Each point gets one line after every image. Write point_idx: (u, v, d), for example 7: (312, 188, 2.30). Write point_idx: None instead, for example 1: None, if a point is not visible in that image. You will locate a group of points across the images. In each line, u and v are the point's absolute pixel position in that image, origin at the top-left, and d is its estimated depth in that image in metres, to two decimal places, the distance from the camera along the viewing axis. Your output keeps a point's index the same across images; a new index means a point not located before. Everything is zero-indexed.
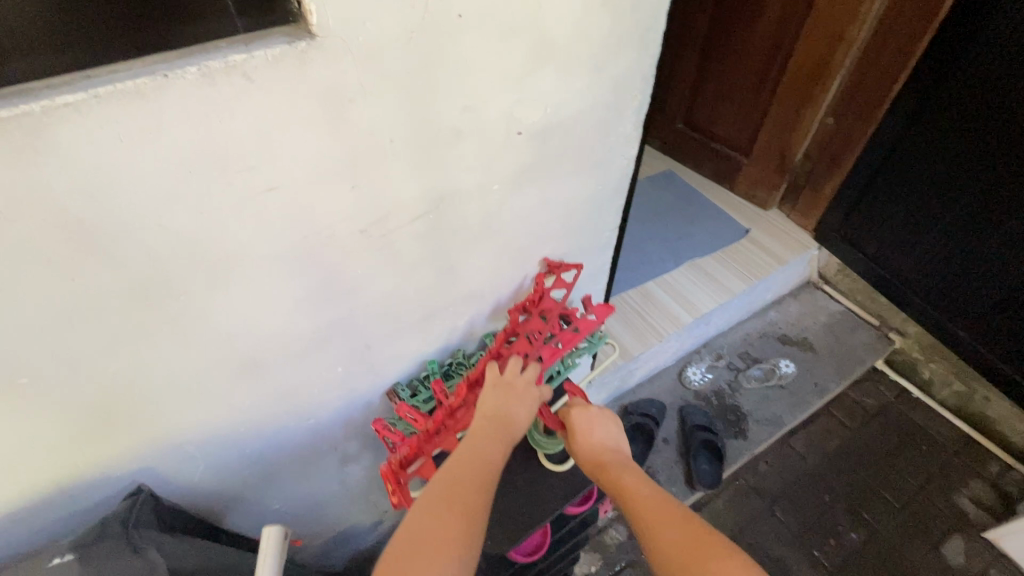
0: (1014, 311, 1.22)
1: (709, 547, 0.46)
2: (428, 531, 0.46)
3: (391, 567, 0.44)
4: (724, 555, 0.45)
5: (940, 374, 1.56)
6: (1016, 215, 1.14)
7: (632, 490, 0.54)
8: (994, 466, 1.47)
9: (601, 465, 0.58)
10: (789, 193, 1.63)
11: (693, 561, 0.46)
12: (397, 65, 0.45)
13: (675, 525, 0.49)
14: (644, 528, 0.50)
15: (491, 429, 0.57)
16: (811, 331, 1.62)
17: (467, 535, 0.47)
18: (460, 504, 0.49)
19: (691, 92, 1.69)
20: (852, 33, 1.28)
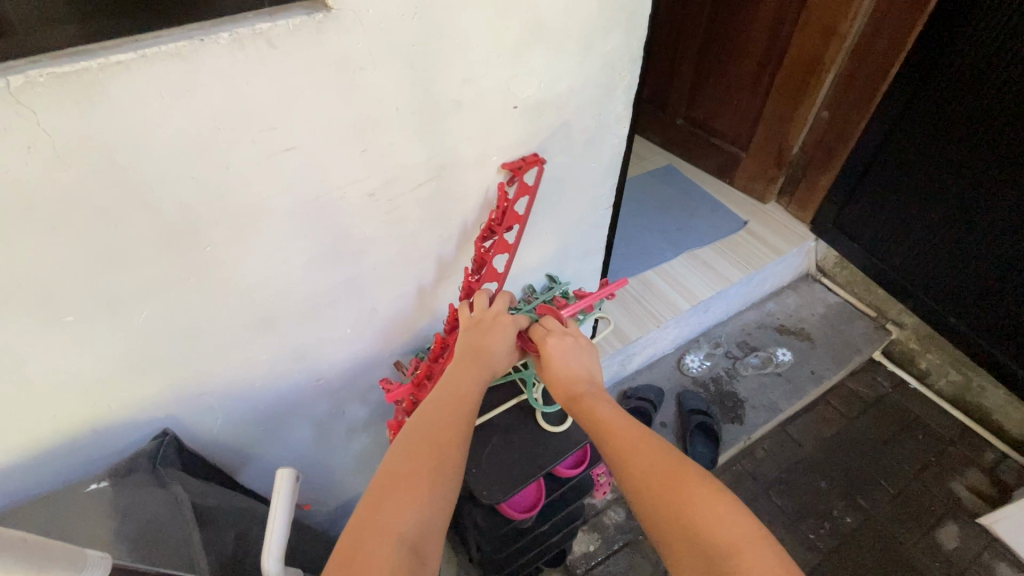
0: (1005, 296, 1.25)
1: (675, 472, 0.52)
2: (407, 476, 0.50)
3: (375, 506, 0.48)
4: (691, 482, 0.51)
5: (937, 364, 1.58)
6: (1004, 202, 1.18)
7: (603, 419, 0.59)
8: (989, 455, 1.49)
9: (575, 396, 0.63)
10: (786, 187, 1.67)
11: (667, 488, 0.51)
12: (403, 37, 0.50)
13: (647, 455, 0.54)
14: (615, 454, 0.56)
15: (466, 365, 0.62)
16: (809, 321, 1.65)
17: (443, 481, 0.51)
18: (438, 451, 0.53)
19: (691, 89, 1.74)
20: (845, 28, 1.32)
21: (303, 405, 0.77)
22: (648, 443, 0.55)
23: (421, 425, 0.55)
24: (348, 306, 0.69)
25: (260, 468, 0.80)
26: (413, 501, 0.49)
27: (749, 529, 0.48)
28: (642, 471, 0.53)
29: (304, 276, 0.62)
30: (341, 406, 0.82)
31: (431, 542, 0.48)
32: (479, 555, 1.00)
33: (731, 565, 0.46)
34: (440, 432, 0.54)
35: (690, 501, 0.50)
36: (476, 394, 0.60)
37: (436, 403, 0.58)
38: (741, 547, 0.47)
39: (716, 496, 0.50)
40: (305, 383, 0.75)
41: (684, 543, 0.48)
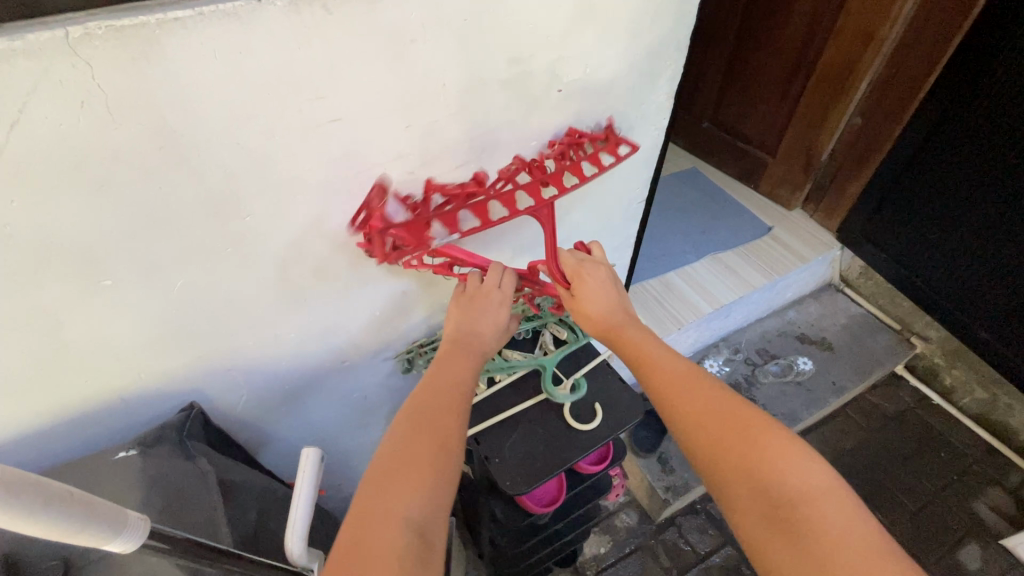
0: None
1: (738, 419, 0.53)
2: (405, 462, 0.50)
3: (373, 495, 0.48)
4: (756, 431, 0.52)
5: (962, 381, 1.54)
6: None
7: (653, 362, 0.60)
8: (1014, 475, 1.45)
9: (622, 337, 0.63)
10: (813, 194, 1.64)
11: (733, 434, 0.52)
12: (456, 11, 0.49)
13: (711, 399, 0.55)
14: (666, 395, 0.57)
15: (454, 354, 0.62)
16: (830, 331, 1.62)
17: (439, 470, 0.50)
18: (435, 437, 0.52)
19: (719, 91, 1.72)
20: (883, 33, 1.30)
21: (327, 387, 0.76)
22: (702, 386, 0.56)
23: (414, 414, 0.54)
24: (379, 286, 0.69)
25: (281, 449, 0.80)
26: (415, 489, 0.48)
27: (814, 471, 0.49)
28: (698, 413, 0.54)
29: (339, 253, 0.62)
30: (364, 391, 0.81)
31: (436, 529, 0.47)
32: (492, 551, 0.99)
33: (802, 512, 0.46)
34: (434, 421, 0.54)
35: (760, 446, 0.50)
36: (467, 384, 0.60)
37: (428, 392, 0.57)
38: (814, 495, 0.47)
39: (779, 441, 0.51)
40: (330, 364, 0.74)
41: (746, 483, 0.49)
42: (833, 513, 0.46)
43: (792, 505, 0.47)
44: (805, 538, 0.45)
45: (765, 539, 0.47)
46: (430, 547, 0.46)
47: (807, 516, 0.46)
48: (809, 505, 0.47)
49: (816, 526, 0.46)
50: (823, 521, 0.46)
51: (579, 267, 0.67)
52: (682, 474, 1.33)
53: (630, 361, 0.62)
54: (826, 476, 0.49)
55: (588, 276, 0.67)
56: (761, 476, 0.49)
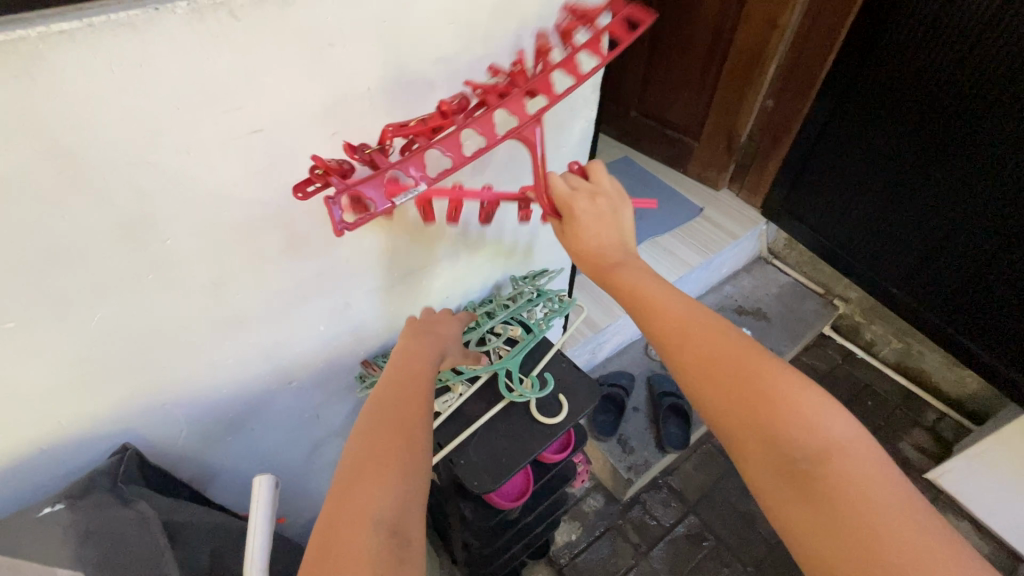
0: (933, 262, 1.35)
1: (749, 368, 0.50)
2: (373, 453, 0.49)
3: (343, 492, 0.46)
4: (772, 380, 0.49)
5: (880, 335, 1.68)
6: (930, 180, 1.28)
7: (655, 305, 0.55)
8: (930, 415, 1.61)
9: (612, 278, 0.59)
10: (737, 174, 1.74)
11: (745, 384, 0.49)
12: (372, 13, 0.48)
13: (714, 346, 0.52)
14: (671, 343, 0.53)
15: (410, 349, 0.64)
16: (764, 301, 1.73)
17: (407, 457, 0.49)
18: (398, 424, 0.52)
19: (643, 80, 1.78)
20: (784, 19, 1.39)
21: (278, 410, 0.73)
22: (712, 332, 0.53)
23: (374, 406, 0.54)
24: (322, 300, 0.67)
25: (231, 481, 0.75)
26: (382, 480, 0.47)
27: (841, 425, 0.47)
28: (715, 359, 0.51)
29: (275, 269, 0.59)
30: (317, 410, 0.78)
31: (412, 513, 0.46)
32: (465, 555, 0.98)
33: (820, 471, 0.45)
34: (397, 412, 0.53)
35: (776, 394, 0.48)
36: (425, 372, 0.61)
37: (389, 388, 0.56)
38: (835, 452, 0.45)
39: (797, 388, 0.48)
40: (277, 387, 0.71)
41: (760, 435, 0.47)
42: (856, 469, 0.45)
43: (811, 464, 0.45)
44: (826, 495, 0.44)
45: (774, 491, 0.46)
46: (409, 530, 0.45)
47: (831, 476, 0.44)
48: (828, 461, 0.45)
49: (838, 483, 0.44)
50: (844, 478, 0.44)
51: (569, 197, 0.60)
52: (642, 452, 1.37)
53: (630, 304, 0.57)
54: (852, 428, 0.47)
55: (579, 213, 0.60)
56: (780, 427, 0.47)
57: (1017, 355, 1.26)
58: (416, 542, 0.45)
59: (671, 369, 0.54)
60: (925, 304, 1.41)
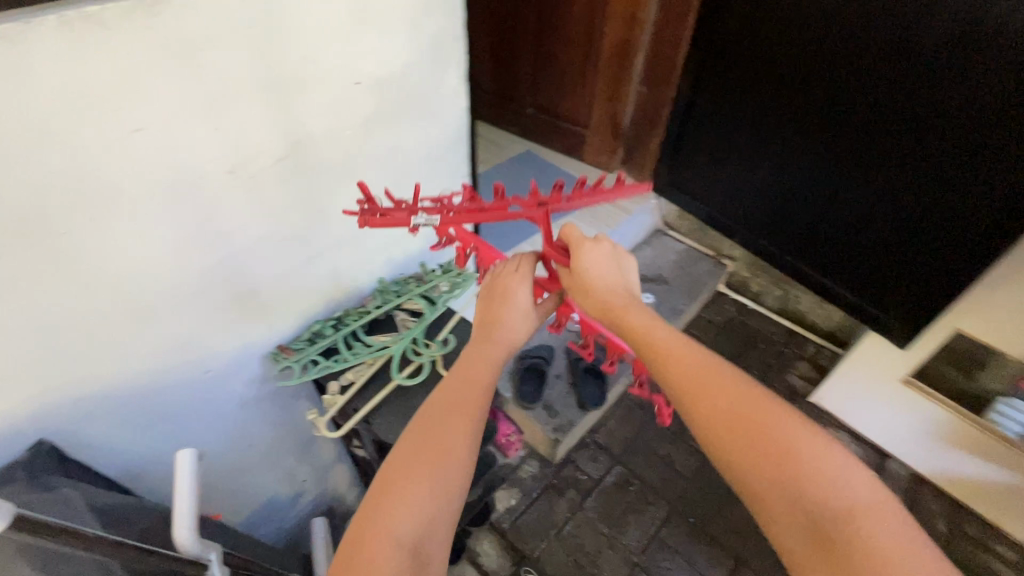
0: (786, 214, 1.55)
1: (766, 423, 0.50)
2: (402, 479, 0.52)
3: (370, 517, 0.50)
4: (792, 438, 0.49)
5: (764, 285, 1.91)
6: (772, 143, 1.46)
7: (668, 356, 0.56)
8: (811, 347, 1.84)
9: (627, 325, 0.60)
10: (626, 156, 1.92)
11: (763, 440, 0.50)
12: (236, 21, 0.55)
13: (731, 399, 0.52)
14: (690, 397, 0.54)
15: (479, 349, 0.65)
16: (664, 268, 1.92)
17: (435, 481, 0.52)
18: (432, 448, 0.54)
19: (533, 79, 1.93)
20: (642, 15, 1.57)
21: (196, 399, 0.78)
22: (730, 387, 0.53)
23: (414, 425, 0.57)
24: (227, 288, 0.72)
25: (159, 476, 0.79)
26: (407, 507, 0.51)
27: (862, 486, 0.48)
28: (737, 404, 0.52)
29: (175, 260, 0.64)
30: (237, 398, 0.83)
31: (427, 535, 0.50)
32: None
33: (845, 533, 0.45)
34: (434, 424, 0.56)
35: (795, 450, 0.49)
36: (487, 383, 0.62)
37: (439, 403, 0.58)
38: (859, 513, 0.46)
39: (816, 445, 0.49)
40: (193, 377, 0.75)
41: (784, 487, 0.48)
42: (883, 532, 0.45)
43: (836, 527, 0.46)
44: (855, 557, 0.44)
45: (803, 553, 0.47)
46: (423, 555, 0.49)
47: (860, 541, 0.45)
48: (854, 523, 0.46)
49: (866, 546, 0.44)
50: (872, 541, 0.45)
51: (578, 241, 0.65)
52: (566, 413, 1.49)
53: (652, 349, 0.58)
54: (873, 491, 0.48)
55: (587, 251, 0.65)
56: (801, 474, 0.48)
57: (857, 283, 1.49)
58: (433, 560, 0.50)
59: (689, 425, 0.54)
60: (786, 251, 1.61)
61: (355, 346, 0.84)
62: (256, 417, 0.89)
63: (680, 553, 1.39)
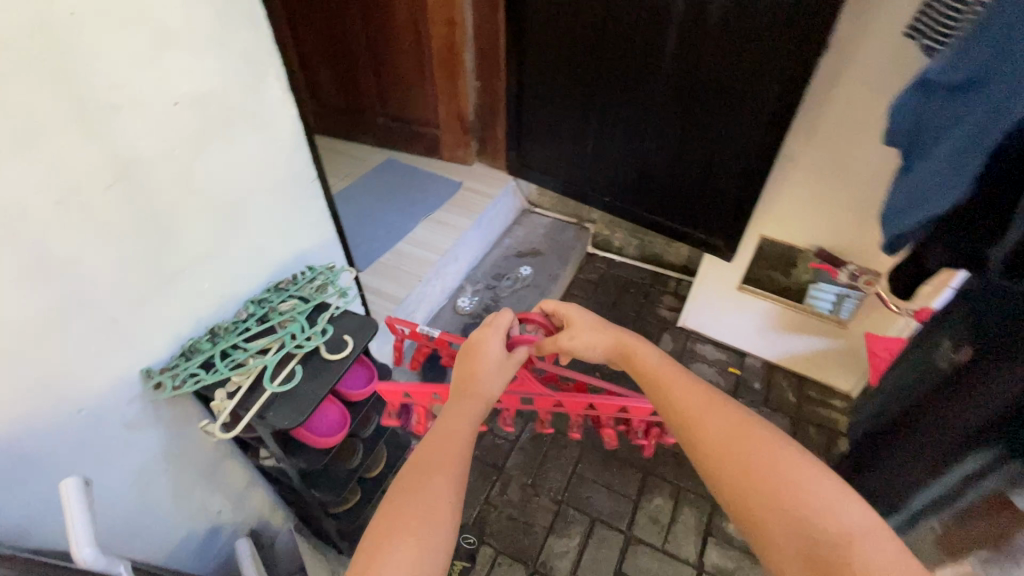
0: (613, 170, 1.77)
1: (763, 451, 0.63)
2: (432, 469, 0.65)
3: (398, 494, 0.63)
4: (787, 465, 0.61)
5: (623, 238, 2.16)
6: (589, 110, 1.68)
7: (673, 393, 0.73)
8: (673, 281, 2.11)
9: (643, 374, 0.79)
10: (480, 149, 2.08)
11: (759, 461, 0.62)
12: (29, 55, 0.58)
13: (732, 427, 0.66)
14: (695, 425, 0.68)
15: (465, 376, 0.82)
16: (536, 241, 2.10)
17: (453, 474, 0.65)
18: (451, 450, 0.68)
19: (377, 90, 2.03)
20: (458, 16, 1.72)
21: (75, 440, 0.77)
22: (735, 420, 0.67)
23: (434, 431, 0.72)
24: (83, 321, 0.73)
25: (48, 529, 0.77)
26: (434, 488, 0.63)
27: (855, 517, 0.56)
28: (733, 439, 0.64)
29: (16, 297, 0.65)
30: (122, 433, 0.83)
31: (439, 511, 0.61)
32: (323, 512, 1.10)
33: (838, 552, 0.53)
34: (447, 432, 0.71)
35: (781, 472, 0.60)
36: (473, 411, 0.76)
37: (455, 414, 0.75)
38: (855, 538, 0.54)
39: (810, 471, 0.60)
40: (65, 418, 0.75)
41: (781, 509, 0.58)
42: (876, 555, 0.53)
43: (829, 545, 0.54)
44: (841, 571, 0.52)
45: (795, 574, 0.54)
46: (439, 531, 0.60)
47: (851, 558, 0.52)
48: (850, 546, 0.53)
49: (860, 564, 0.52)
50: (862, 558, 0.52)
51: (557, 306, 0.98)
52: None
53: (665, 404, 0.73)
54: (869, 518, 0.56)
55: (571, 309, 0.97)
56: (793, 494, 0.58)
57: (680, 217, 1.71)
58: (433, 536, 0.60)
59: (694, 447, 0.67)
60: (621, 202, 1.83)
61: (232, 357, 0.88)
62: (148, 449, 0.89)
63: (598, 480, 1.53)
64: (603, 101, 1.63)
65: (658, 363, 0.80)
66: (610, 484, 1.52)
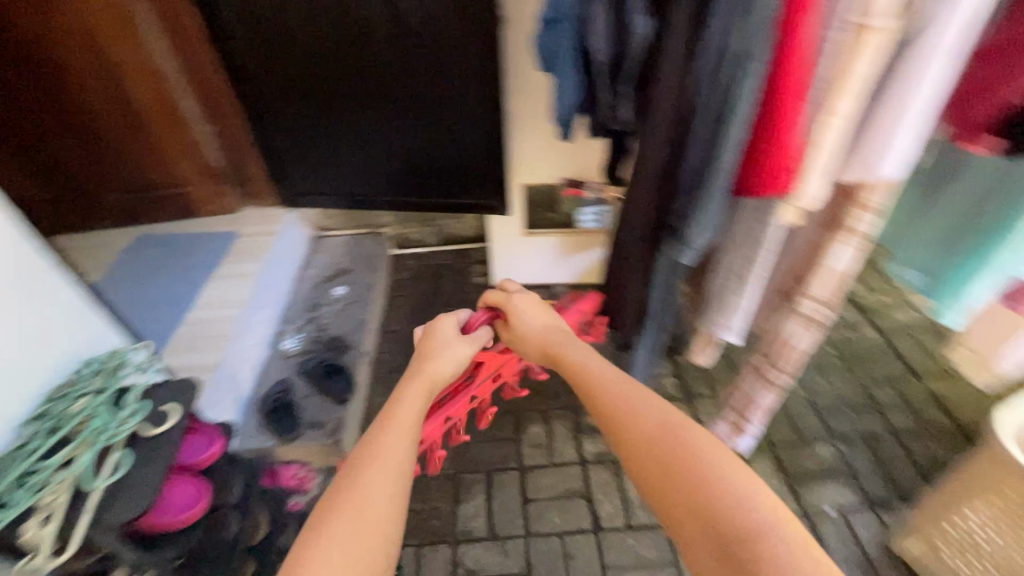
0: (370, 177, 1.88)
1: (673, 435, 0.72)
2: (383, 448, 0.74)
3: (350, 473, 0.70)
4: (694, 446, 0.70)
5: (419, 230, 2.29)
6: (328, 125, 1.74)
7: (602, 387, 0.85)
8: (476, 249, 2.31)
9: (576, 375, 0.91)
10: (242, 193, 1.97)
11: (669, 440, 0.72)
12: None
13: (648, 414, 0.76)
14: (618, 413, 0.79)
15: (420, 377, 0.92)
16: (338, 260, 2.13)
17: (403, 455, 0.74)
18: (401, 433, 0.77)
19: (96, 162, 1.83)
20: (155, 65, 1.65)
21: None
22: (653, 411, 0.77)
23: (383, 421, 0.80)
24: None
25: None
26: (384, 461, 0.72)
27: (748, 493, 0.65)
28: (650, 440, 0.73)
29: None
30: None
31: (380, 482, 0.69)
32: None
33: (730, 526, 0.62)
34: (400, 421, 0.79)
35: (685, 452, 0.70)
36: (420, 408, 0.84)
37: (405, 405, 0.83)
38: (746, 511, 0.63)
39: (708, 447, 0.70)
40: None
41: (694, 492, 0.66)
42: (759, 525, 0.61)
43: (722, 519, 0.63)
44: (733, 547, 0.61)
45: (704, 558, 0.63)
46: (385, 499, 0.68)
47: (740, 527, 0.62)
48: (742, 519, 0.62)
49: (745, 533, 0.61)
50: (750, 527, 0.61)
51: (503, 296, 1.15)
52: (330, 415, 1.59)
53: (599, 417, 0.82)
54: (763, 499, 0.64)
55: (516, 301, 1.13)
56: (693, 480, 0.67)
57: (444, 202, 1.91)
58: (378, 500, 0.67)
59: (620, 435, 0.77)
60: (394, 202, 1.95)
61: (32, 483, 0.75)
62: None
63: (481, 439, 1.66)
64: (317, 106, 1.69)
65: (594, 373, 0.89)
66: (490, 436, 1.66)
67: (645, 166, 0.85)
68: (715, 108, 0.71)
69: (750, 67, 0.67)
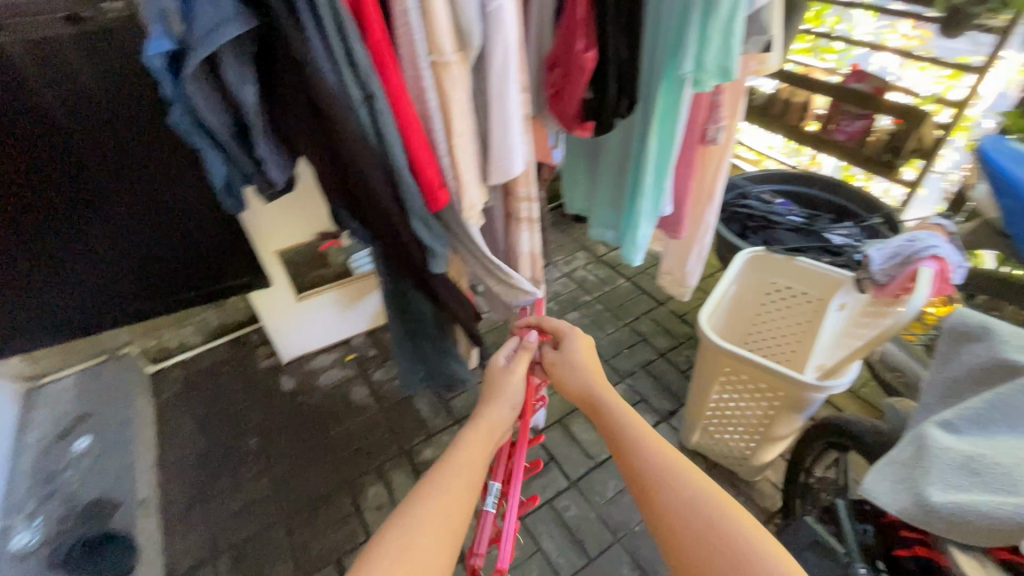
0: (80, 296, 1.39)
1: (719, 521, 0.64)
2: (412, 530, 0.64)
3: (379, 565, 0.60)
4: (739, 538, 0.62)
5: (173, 336, 1.96)
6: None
7: (633, 450, 0.75)
8: (253, 333, 2.08)
9: (609, 426, 0.81)
10: None
11: (709, 532, 0.64)
12: None
13: (689, 490, 0.68)
14: (650, 484, 0.70)
15: (471, 437, 0.80)
16: (70, 407, 1.69)
17: (432, 535, 0.64)
18: (439, 509, 0.67)
19: None
20: None
21: None
22: (691, 488, 0.68)
23: (425, 491, 0.69)
24: None
25: None
26: (413, 545, 0.62)
27: None
28: (681, 517, 0.66)
29: None
30: None
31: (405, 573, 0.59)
32: None
33: None
34: (441, 494, 0.69)
35: (732, 550, 0.61)
36: (464, 471, 0.74)
37: (447, 471, 0.73)
38: None
39: (753, 539, 0.62)
40: None
41: None
42: None
43: None
44: None
45: None
46: None
47: None
48: None
49: None
50: None
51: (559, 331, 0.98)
52: None
53: (633, 477, 0.73)
54: None
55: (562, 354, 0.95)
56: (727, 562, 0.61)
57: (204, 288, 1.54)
58: None
59: (650, 511, 0.70)
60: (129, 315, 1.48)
61: None
62: None
63: (316, 532, 1.53)
64: None
65: (621, 426, 0.79)
66: (328, 522, 1.55)
67: (365, 220, 0.78)
68: (371, 151, 0.66)
69: (376, 104, 0.62)
